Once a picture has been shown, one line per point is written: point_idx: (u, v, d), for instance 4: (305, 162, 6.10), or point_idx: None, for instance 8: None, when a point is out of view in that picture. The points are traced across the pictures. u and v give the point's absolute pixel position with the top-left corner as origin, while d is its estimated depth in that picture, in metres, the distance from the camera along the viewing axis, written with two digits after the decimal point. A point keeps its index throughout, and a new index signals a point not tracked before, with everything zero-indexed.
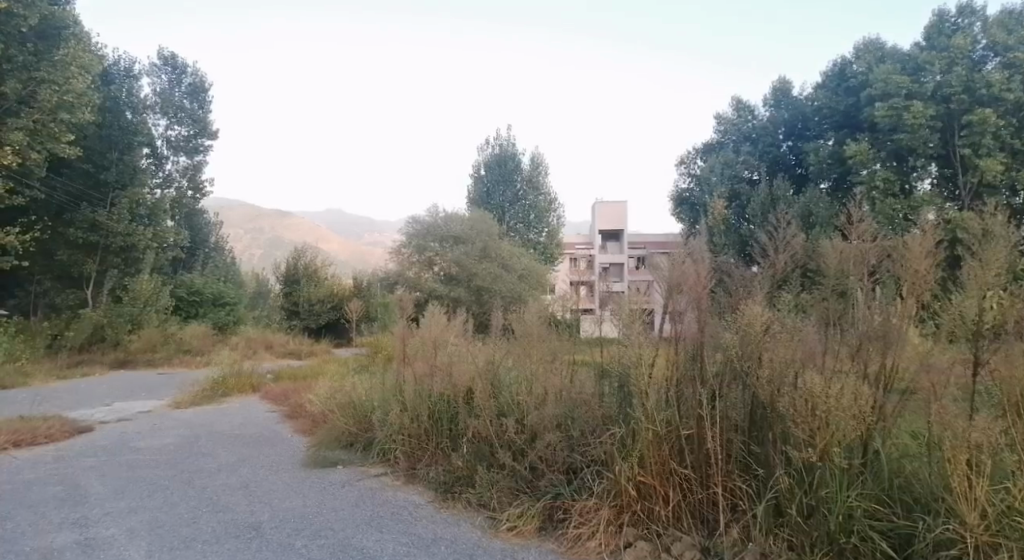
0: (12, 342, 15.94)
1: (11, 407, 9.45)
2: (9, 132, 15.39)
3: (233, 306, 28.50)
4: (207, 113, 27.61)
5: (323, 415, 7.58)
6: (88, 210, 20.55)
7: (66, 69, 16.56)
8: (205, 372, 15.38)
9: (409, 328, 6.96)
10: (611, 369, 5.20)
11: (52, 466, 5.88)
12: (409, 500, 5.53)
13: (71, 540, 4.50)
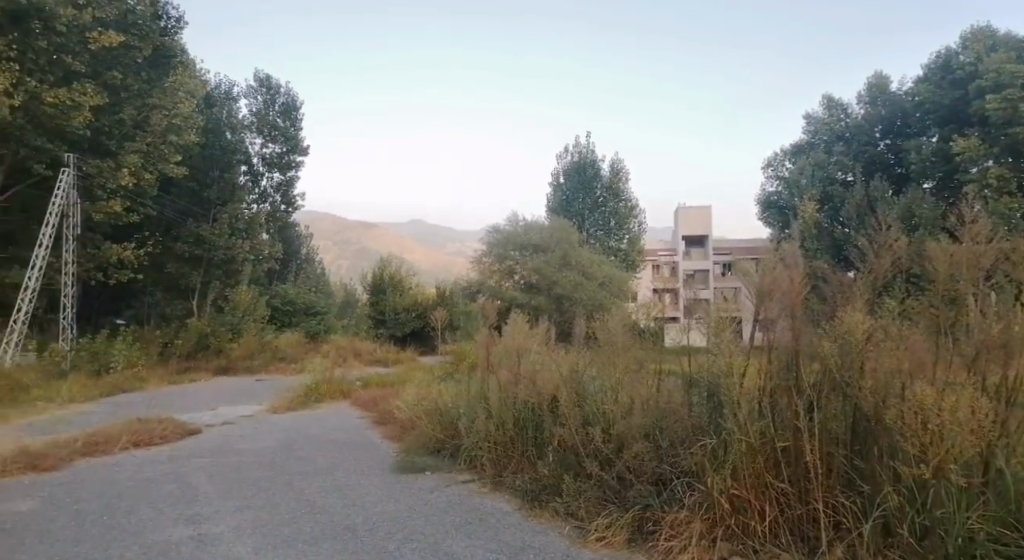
0: (131, 349, 17.16)
1: (132, 409, 10.24)
2: (124, 154, 17.28)
3: (323, 315, 29.59)
4: (298, 130, 28.87)
5: (411, 421, 7.80)
6: (194, 225, 22.50)
7: (174, 94, 18.41)
8: (299, 379, 16.09)
9: (493, 337, 7.05)
10: (700, 379, 5.06)
11: (166, 465, 6.30)
12: (495, 507, 5.58)
13: (185, 535, 4.81)
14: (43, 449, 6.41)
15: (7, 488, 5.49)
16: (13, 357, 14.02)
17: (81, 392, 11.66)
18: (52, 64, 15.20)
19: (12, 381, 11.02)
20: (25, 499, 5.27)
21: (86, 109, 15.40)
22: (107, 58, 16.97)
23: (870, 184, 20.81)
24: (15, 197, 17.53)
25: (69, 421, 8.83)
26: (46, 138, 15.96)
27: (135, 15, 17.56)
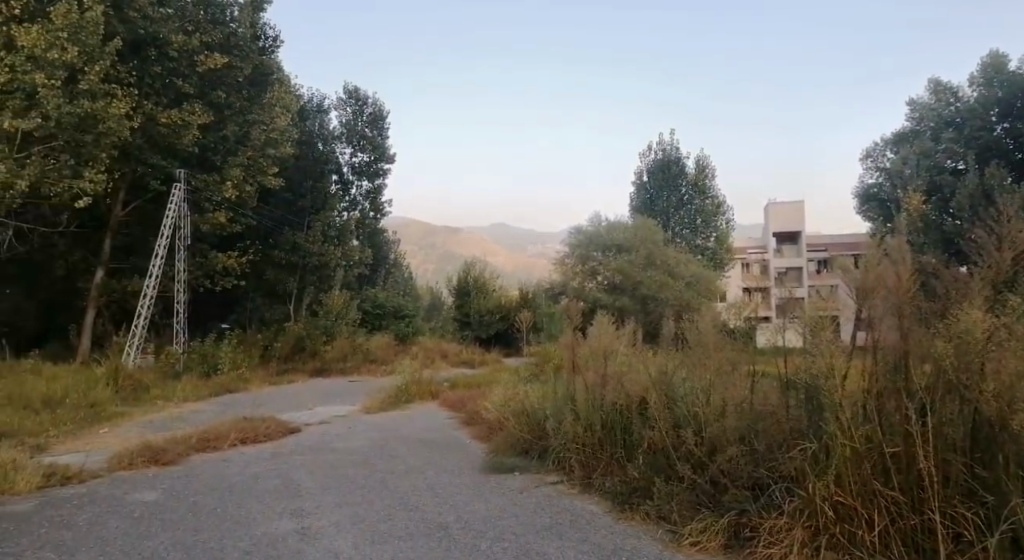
0: (234, 352, 17.96)
1: (238, 408, 10.89)
2: (228, 167, 18.33)
3: (411, 318, 30.44)
4: (385, 139, 29.55)
5: (499, 422, 7.89)
6: (290, 233, 23.78)
7: (272, 110, 19.62)
8: (389, 380, 16.53)
9: (578, 338, 7.02)
10: (796, 380, 4.81)
11: (270, 462, 6.67)
12: (584, 509, 5.57)
13: (291, 528, 5.06)
14: (163, 444, 6.92)
15: (133, 479, 5.97)
16: (134, 358, 15.19)
17: (193, 392, 12.49)
18: (165, 86, 16.87)
19: (134, 380, 11.94)
20: (149, 489, 5.71)
21: (195, 126, 16.74)
22: (212, 79, 18.10)
23: (985, 171, 19.27)
24: (134, 212, 19.05)
25: (185, 417, 9.49)
26: (160, 156, 17.39)
27: (236, 36, 18.52)
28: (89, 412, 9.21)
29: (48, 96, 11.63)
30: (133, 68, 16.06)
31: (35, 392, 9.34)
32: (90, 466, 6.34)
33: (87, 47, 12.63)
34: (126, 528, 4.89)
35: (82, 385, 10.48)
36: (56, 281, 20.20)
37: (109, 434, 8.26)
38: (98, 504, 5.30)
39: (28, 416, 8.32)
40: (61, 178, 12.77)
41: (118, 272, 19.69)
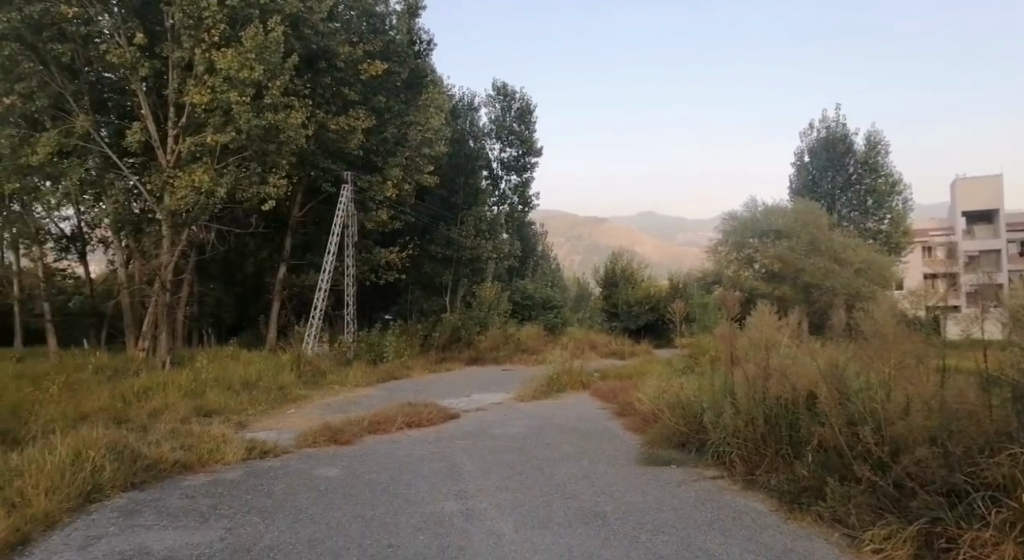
0: (398, 341, 18.89)
1: (402, 393, 11.63)
2: (389, 169, 19.57)
3: (560, 309, 30.61)
4: (533, 133, 30.00)
5: (654, 414, 7.81)
6: (445, 229, 24.94)
7: (426, 111, 20.17)
8: (541, 369, 16.80)
9: (734, 329, 6.81)
10: (1000, 378, 4.23)
11: (433, 445, 7.06)
12: (748, 506, 5.30)
13: (456, 508, 5.33)
14: (340, 425, 7.59)
15: (318, 456, 6.61)
16: (312, 346, 16.41)
17: (363, 377, 13.42)
18: (332, 96, 18.11)
19: (314, 366, 13.06)
20: (331, 465, 6.29)
21: (359, 131, 17.82)
22: (375, 85, 19.68)
23: None
24: (311, 212, 20.94)
25: (359, 400, 10.27)
26: (331, 160, 18.87)
27: (395, 43, 19.79)
28: (279, 394, 10.26)
29: (240, 111, 12.98)
30: (308, 81, 17.44)
31: (235, 375, 10.61)
32: (282, 442, 7.11)
33: (271, 64, 13.37)
34: (313, 500, 5.43)
35: (271, 370, 11.69)
36: (246, 278, 22.48)
37: (295, 414, 9.18)
38: (289, 476, 5.93)
39: (231, 395, 9.45)
40: (252, 185, 14.52)
41: (297, 268, 21.77)
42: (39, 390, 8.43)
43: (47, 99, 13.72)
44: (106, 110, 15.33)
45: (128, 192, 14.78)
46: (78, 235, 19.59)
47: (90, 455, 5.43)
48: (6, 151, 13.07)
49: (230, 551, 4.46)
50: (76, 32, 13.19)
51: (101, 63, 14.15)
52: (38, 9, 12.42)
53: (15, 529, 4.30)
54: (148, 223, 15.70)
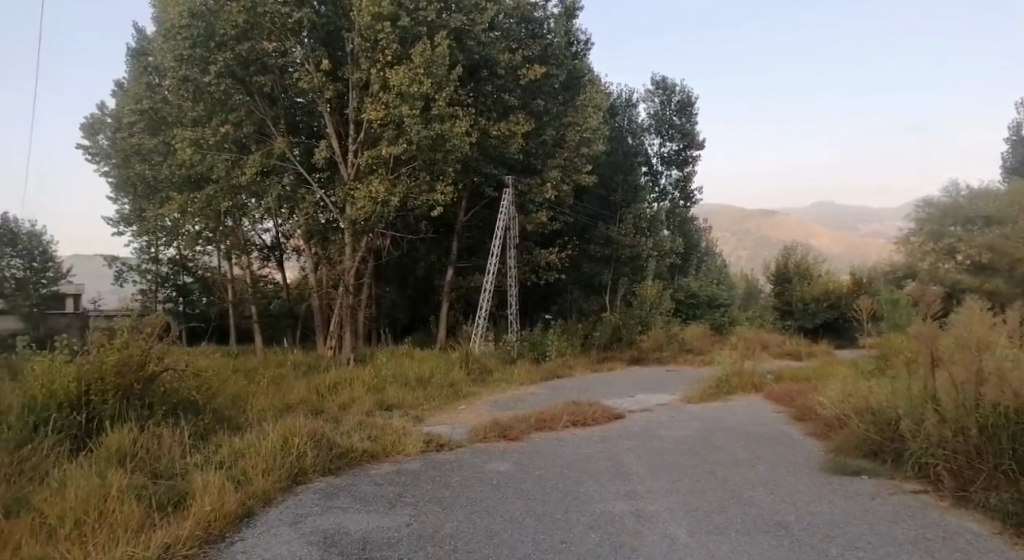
0: (558, 340, 18.16)
1: (566, 392, 11.74)
2: (548, 171, 20.12)
3: (727, 308, 29.69)
4: (694, 125, 29.72)
5: (838, 420, 7.24)
6: (604, 228, 25.10)
7: (584, 111, 20.59)
8: (709, 370, 16.12)
9: (936, 329, 6.13)
10: None
11: (599, 444, 7.06)
12: (962, 526, 4.65)
13: (627, 509, 5.28)
14: (508, 422, 7.84)
15: (490, 450, 6.87)
16: (479, 345, 16.50)
17: (527, 376, 13.61)
18: (494, 102, 18.81)
19: (480, 364, 13.51)
20: (502, 461, 6.51)
21: (518, 135, 18.28)
22: (534, 89, 20.03)
23: None
24: (476, 217, 21.96)
25: (524, 398, 10.51)
26: (492, 165, 19.36)
27: (553, 46, 20.13)
28: (450, 390, 10.79)
29: (411, 124, 13.90)
30: (471, 90, 18.14)
31: (411, 372, 11.35)
32: (456, 437, 7.46)
33: (437, 77, 14.13)
34: (488, 493, 5.64)
35: (443, 368, 12.33)
36: (418, 280, 23.96)
37: (466, 410, 9.59)
38: (464, 470, 6.22)
39: (409, 391, 10.08)
40: (422, 193, 15.26)
41: (463, 270, 22.84)
42: (250, 383, 9.55)
43: (253, 126, 15.68)
44: (298, 132, 16.94)
45: (318, 204, 16.35)
46: (277, 245, 21.59)
47: (295, 442, 6.06)
48: (221, 172, 15.13)
49: (415, 537, 4.77)
50: (275, 63, 14.75)
51: (295, 89, 15.56)
52: (245, 48, 14.10)
53: (241, 504, 5.00)
54: (334, 232, 17.45)
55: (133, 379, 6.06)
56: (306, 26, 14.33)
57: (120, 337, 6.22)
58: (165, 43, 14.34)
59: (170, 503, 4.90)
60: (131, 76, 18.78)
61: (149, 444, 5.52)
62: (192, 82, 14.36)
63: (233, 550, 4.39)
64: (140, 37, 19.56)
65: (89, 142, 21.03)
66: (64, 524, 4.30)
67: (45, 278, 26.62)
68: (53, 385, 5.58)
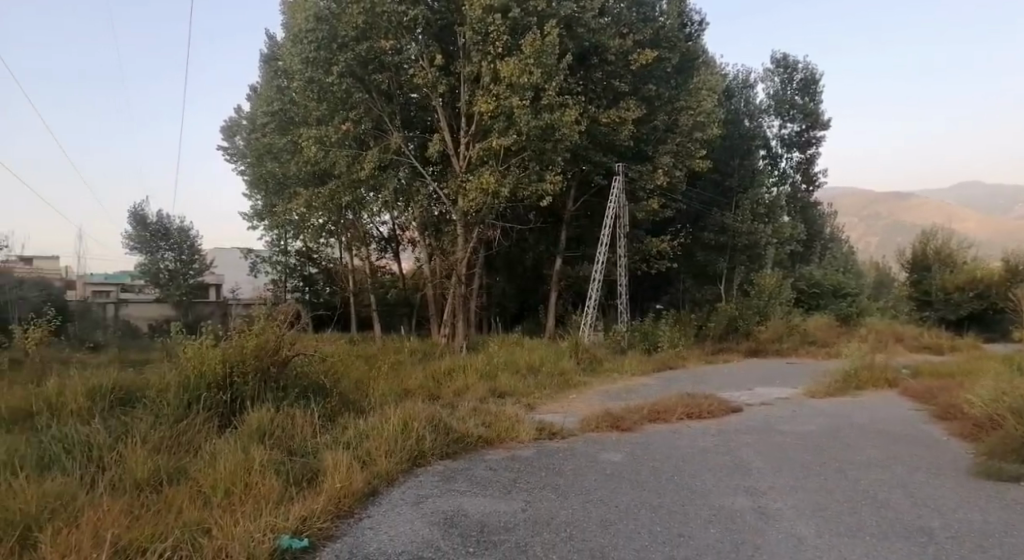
0: (671, 332, 17.48)
1: (679, 383, 11.42)
2: (659, 157, 19.82)
3: (854, 298, 28.03)
4: (818, 104, 28.10)
5: (990, 421, 6.60)
6: (719, 215, 24.45)
7: (698, 94, 19.77)
8: (837, 363, 15.16)
9: None
10: None
11: (717, 438, 6.84)
12: None
13: (748, 505, 5.08)
14: (621, 412, 7.79)
15: (603, 441, 6.86)
16: (588, 335, 16.31)
17: (639, 366, 13.38)
18: (604, 89, 18.61)
19: (591, 354, 13.46)
20: (615, 451, 6.47)
21: (628, 122, 17.87)
22: (645, 74, 19.87)
23: None
24: (584, 206, 22.17)
25: (636, 389, 10.38)
26: (603, 153, 19.26)
27: (665, 29, 19.94)
28: (561, 379, 10.78)
29: (521, 114, 14.06)
30: (580, 78, 18.21)
31: (522, 361, 11.53)
32: (567, 425, 7.49)
33: (547, 66, 14.13)
34: (601, 483, 5.62)
35: (552, 357, 12.40)
36: (527, 270, 24.17)
37: (577, 398, 9.60)
38: (577, 458, 6.24)
39: (520, 379, 10.21)
40: (530, 183, 15.50)
41: (571, 260, 22.89)
42: (371, 368, 10.00)
43: (371, 122, 16.27)
44: (413, 126, 17.45)
45: (432, 197, 16.79)
46: (393, 237, 23.12)
47: (414, 426, 6.30)
48: (343, 168, 15.95)
49: (530, 522, 4.83)
50: (391, 61, 15.28)
51: (410, 85, 16.06)
52: (364, 48, 14.81)
53: (367, 483, 5.27)
54: (446, 224, 17.85)
55: (270, 362, 6.59)
56: (421, 23, 14.76)
57: (257, 324, 6.77)
58: (294, 47, 15.38)
59: (305, 479, 5.25)
60: (264, 81, 20.10)
61: (284, 424, 5.94)
62: (317, 83, 15.37)
63: (360, 526, 4.65)
64: (272, 43, 20.85)
65: (229, 143, 22.98)
66: (217, 493, 4.72)
67: (193, 269, 28.06)
68: (202, 366, 6.14)
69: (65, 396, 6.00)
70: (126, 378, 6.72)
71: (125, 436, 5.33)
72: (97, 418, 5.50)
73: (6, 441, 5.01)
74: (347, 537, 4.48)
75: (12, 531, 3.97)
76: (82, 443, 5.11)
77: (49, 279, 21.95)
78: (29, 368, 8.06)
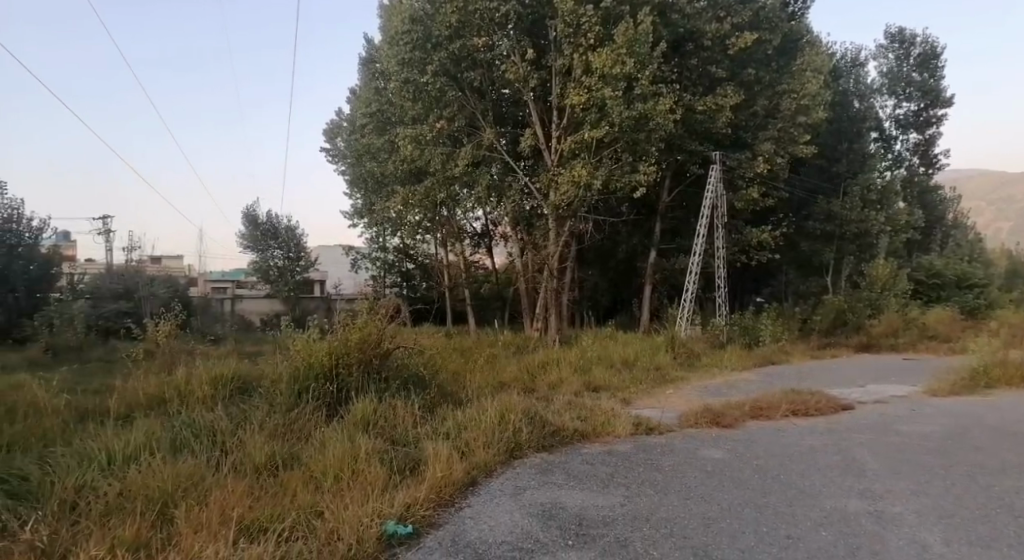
0: (773, 324, 16.69)
1: (783, 379, 10.93)
2: (760, 144, 19.02)
3: (983, 289, 25.66)
4: (939, 80, 26.12)
5: None
6: (825, 202, 23.28)
7: (802, 76, 18.84)
8: (961, 360, 13.94)
9: None
10: None
11: (827, 437, 6.50)
12: None
13: (863, 508, 4.80)
14: (721, 408, 7.56)
15: (703, 437, 6.70)
16: (686, 331, 15.98)
17: (739, 361, 12.96)
18: (701, 76, 18.41)
19: (688, 349, 13.13)
20: (715, 448, 6.29)
21: (727, 108, 17.24)
22: (745, 58, 19.29)
23: None
24: (680, 197, 21.64)
25: (737, 385, 10.05)
26: (699, 142, 18.82)
27: (766, 10, 19.09)
28: (657, 374, 10.61)
29: (613, 106, 13.91)
30: (676, 66, 18.08)
31: (616, 355, 11.44)
32: (665, 421, 7.35)
33: (640, 55, 13.91)
34: (703, 480, 5.48)
35: (647, 351, 12.26)
36: (619, 263, 24.06)
37: (674, 393, 9.41)
38: (676, 455, 6.10)
39: (615, 374, 10.12)
40: (623, 175, 15.30)
41: (667, 252, 22.44)
42: (466, 361, 10.23)
43: (465, 119, 16.51)
44: (505, 122, 17.67)
45: (523, 192, 16.96)
46: (487, 232, 23.44)
47: (511, 419, 6.39)
48: (439, 165, 16.38)
49: (630, 518, 4.77)
50: (484, 59, 15.65)
51: (502, 81, 16.28)
52: (458, 46, 15.16)
53: (467, 473, 5.38)
54: (538, 218, 17.85)
55: (373, 354, 6.84)
56: (513, 18, 14.93)
57: (360, 318, 7.06)
58: (390, 49, 15.88)
59: (407, 467, 5.41)
60: (363, 83, 20.89)
61: (387, 414, 6.17)
62: (413, 83, 15.71)
63: (461, 514, 4.76)
64: (370, 46, 21.63)
65: (331, 145, 24.13)
66: (327, 479, 4.96)
67: (300, 266, 29.11)
68: (311, 358, 6.48)
69: (192, 385, 6.50)
70: (245, 369, 7.20)
71: (243, 423, 5.70)
72: (220, 406, 5.93)
73: (142, 425, 5.46)
74: (448, 524, 4.59)
75: (152, 507, 4.33)
76: (207, 429, 5.52)
77: (174, 277, 24.06)
78: (163, 358, 8.81)
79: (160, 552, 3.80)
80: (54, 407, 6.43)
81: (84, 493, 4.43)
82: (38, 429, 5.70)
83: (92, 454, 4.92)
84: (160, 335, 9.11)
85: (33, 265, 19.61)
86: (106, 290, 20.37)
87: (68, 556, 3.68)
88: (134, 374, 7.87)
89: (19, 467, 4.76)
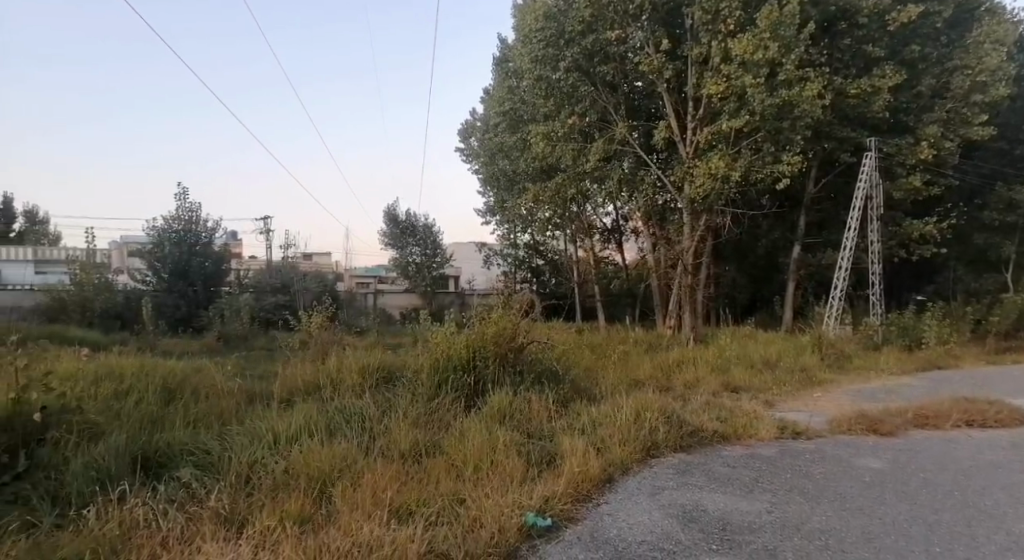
0: (939, 323, 15.01)
1: (953, 386, 9.91)
2: (924, 127, 17.40)
3: None
4: None
5: None
6: (1004, 189, 21.04)
7: (980, 50, 17.08)
8: None
9: None
10: None
11: (1012, 453, 5.79)
12: None
13: None
14: (878, 414, 6.99)
15: (860, 444, 6.24)
16: (833, 330, 15.12)
17: (898, 363, 11.95)
18: (855, 56, 17.18)
19: (838, 349, 12.28)
20: (874, 457, 5.83)
21: (884, 90, 15.87)
22: (908, 34, 17.73)
23: None
24: (827, 187, 20.36)
25: (900, 390, 9.26)
26: (850, 129, 17.83)
27: None
28: (803, 375, 10.04)
29: (755, 94, 13.28)
30: (824, 47, 17.01)
31: (757, 354, 10.95)
32: (814, 425, 6.93)
33: (784, 39, 13.19)
34: (860, 490, 5.08)
35: (791, 352, 11.63)
36: (760, 258, 23.13)
37: (822, 396, 8.82)
38: (827, 462, 5.73)
39: (757, 374, 9.70)
40: (765, 165, 14.71)
41: (813, 247, 21.14)
42: (598, 357, 10.20)
43: (597, 114, 16.54)
44: (637, 115, 17.41)
45: (657, 186, 16.60)
46: (618, 227, 23.25)
47: (648, 417, 6.28)
48: (570, 161, 16.58)
49: (779, 525, 4.51)
50: (617, 51, 15.53)
51: (636, 74, 16.08)
52: (591, 40, 15.19)
53: (604, 470, 5.33)
54: (672, 213, 17.47)
55: (508, 348, 7.00)
56: (647, 9, 14.51)
57: (495, 313, 7.29)
58: (525, 47, 16.07)
59: (544, 461, 5.45)
60: (496, 83, 21.39)
61: (522, 407, 6.27)
62: (546, 80, 15.96)
63: (600, 511, 4.72)
64: (504, 47, 22.09)
65: (466, 145, 24.99)
66: (468, 468, 5.10)
67: (437, 262, 30.03)
68: (450, 350, 6.71)
69: (343, 374, 6.99)
70: (392, 359, 7.61)
71: (389, 412, 6.02)
72: (367, 394, 6.30)
73: (302, 408, 5.91)
74: (589, 520, 4.56)
75: (313, 485, 4.65)
76: (358, 415, 5.88)
77: (324, 274, 26.20)
78: (317, 346, 9.56)
79: (322, 527, 4.07)
80: (228, 389, 7.08)
81: (256, 468, 4.85)
82: (217, 408, 6.32)
83: (261, 434, 5.38)
84: (314, 326, 9.90)
85: (209, 261, 22.47)
86: (267, 284, 22.79)
87: (245, 525, 4.04)
88: (293, 361, 8.55)
89: (203, 442, 5.30)
